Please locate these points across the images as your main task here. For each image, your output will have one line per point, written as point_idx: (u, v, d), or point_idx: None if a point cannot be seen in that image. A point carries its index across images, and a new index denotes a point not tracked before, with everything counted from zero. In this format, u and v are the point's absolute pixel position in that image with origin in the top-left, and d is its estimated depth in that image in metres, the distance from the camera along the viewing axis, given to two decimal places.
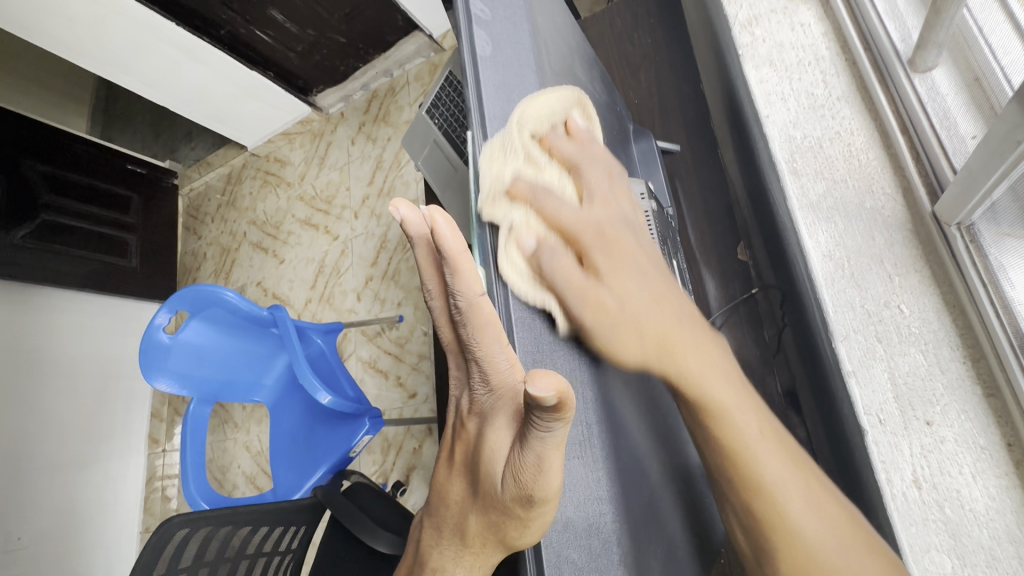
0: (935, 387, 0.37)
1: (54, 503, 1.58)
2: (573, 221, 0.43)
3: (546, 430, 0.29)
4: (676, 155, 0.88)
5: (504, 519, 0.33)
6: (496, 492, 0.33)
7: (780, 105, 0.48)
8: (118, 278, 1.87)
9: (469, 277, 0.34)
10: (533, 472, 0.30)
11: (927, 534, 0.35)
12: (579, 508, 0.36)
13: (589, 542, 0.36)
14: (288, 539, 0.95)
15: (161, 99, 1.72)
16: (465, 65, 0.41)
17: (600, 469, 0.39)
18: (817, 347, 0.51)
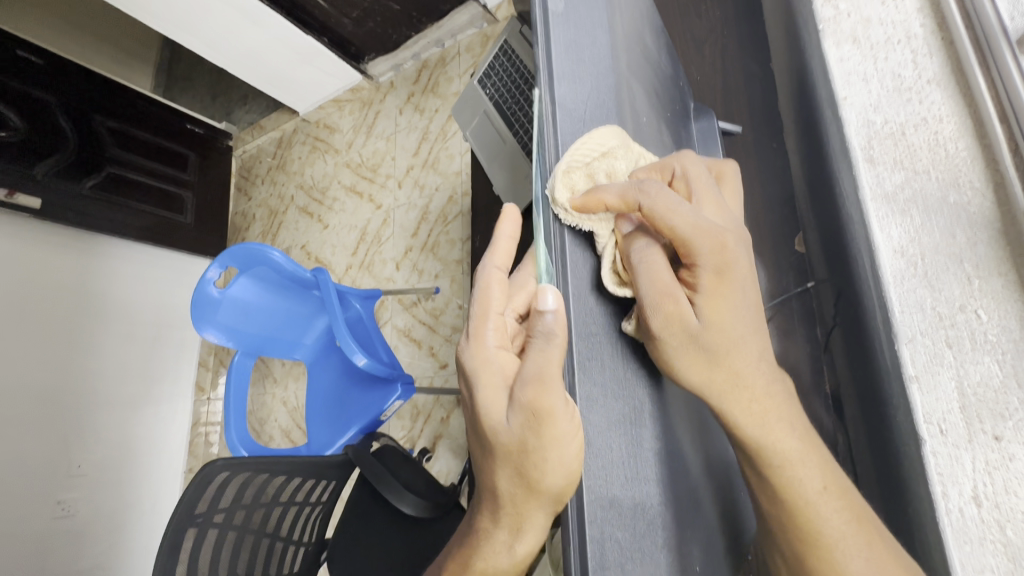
0: (1010, 401, 0.35)
1: (111, 437, 1.71)
2: (687, 228, 0.38)
3: (545, 341, 0.37)
4: (735, 136, 0.85)
5: (524, 461, 0.38)
6: (513, 438, 0.38)
7: (861, 86, 0.47)
8: (174, 232, 1.96)
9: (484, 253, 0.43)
10: (536, 389, 0.37)
11: (983, 554, 0.36)
12: (624, 487, 0.37)
13: (634, 522, 0.37)
14: (318, 492, 1.02)
15: (220, 60, 1.77)
16: (537, 18, 0.39)
17: (650, 453, 0.40)
18: (868, 338, 0.50)
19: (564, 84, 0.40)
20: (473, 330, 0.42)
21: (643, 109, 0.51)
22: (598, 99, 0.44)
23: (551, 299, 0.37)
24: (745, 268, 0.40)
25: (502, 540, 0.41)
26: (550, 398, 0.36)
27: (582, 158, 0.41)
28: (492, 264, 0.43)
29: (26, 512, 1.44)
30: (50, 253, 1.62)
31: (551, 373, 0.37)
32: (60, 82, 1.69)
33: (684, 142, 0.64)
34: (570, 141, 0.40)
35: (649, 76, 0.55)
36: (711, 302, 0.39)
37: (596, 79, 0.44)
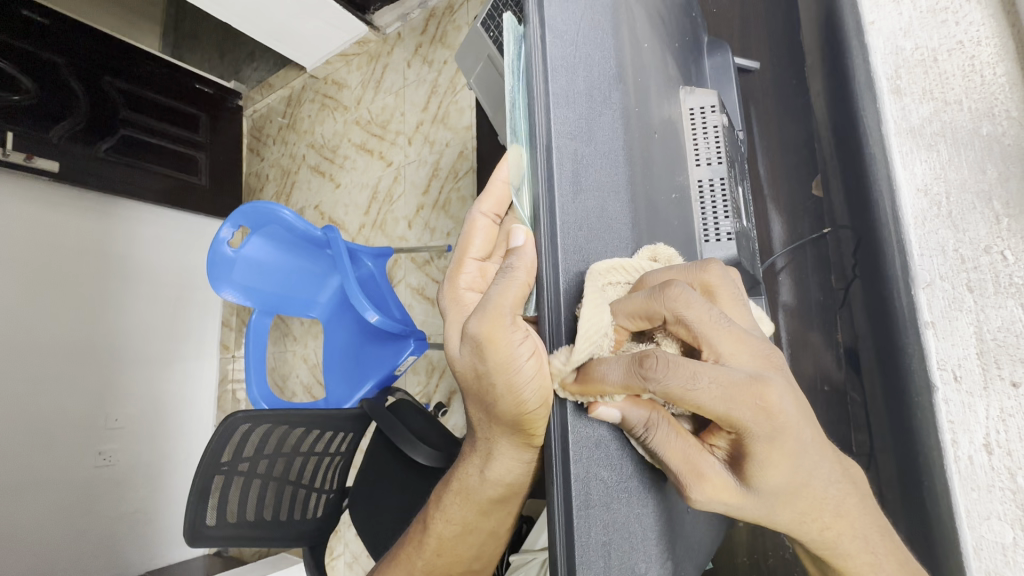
0: None
1: (144, 393, 1.79)
2: (717, 404, 0.33)
3: (506, 275, 0.40)
4: (754, 75, 0.79)
5: (480, 386, 0.44)
6: (473, 368, 0.44)
7: (891, 9, 0.45)
8: (191, 195, 1.97)
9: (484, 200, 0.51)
10: (482, 315, 0.41)
11: (990, 500, 0.38)
12: (610, 428, 0.40)
13: (619, 462, 0.39)
14: (337, 443, 1.05)
15: (223, 14, 1.72)
16: None
17: None
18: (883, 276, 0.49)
19: (555, 3, 0.38)
20: (458, 266, 0.51)
21: (643, 35, 0.48)
22: (592, 22, 0.41)
23: (521, 237, 0.40)
24: (801, 413, 0.34)
25: (479, 465, 0.56)
26: (498, 329, 0.41)
27: (575, 84, 0.38)
28: (480, 214, 0.51)
29: (68, 462, 1.54)
30: (69, 217, 1.66)
31: (503, 306, 0.41)
32: (67, 42, 1.67)
33: (695, 80, 0.60)
34: (560, 66, 0.37)
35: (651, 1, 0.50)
36: (765, 469, 0.34)
37: (590, 0, 0.42)
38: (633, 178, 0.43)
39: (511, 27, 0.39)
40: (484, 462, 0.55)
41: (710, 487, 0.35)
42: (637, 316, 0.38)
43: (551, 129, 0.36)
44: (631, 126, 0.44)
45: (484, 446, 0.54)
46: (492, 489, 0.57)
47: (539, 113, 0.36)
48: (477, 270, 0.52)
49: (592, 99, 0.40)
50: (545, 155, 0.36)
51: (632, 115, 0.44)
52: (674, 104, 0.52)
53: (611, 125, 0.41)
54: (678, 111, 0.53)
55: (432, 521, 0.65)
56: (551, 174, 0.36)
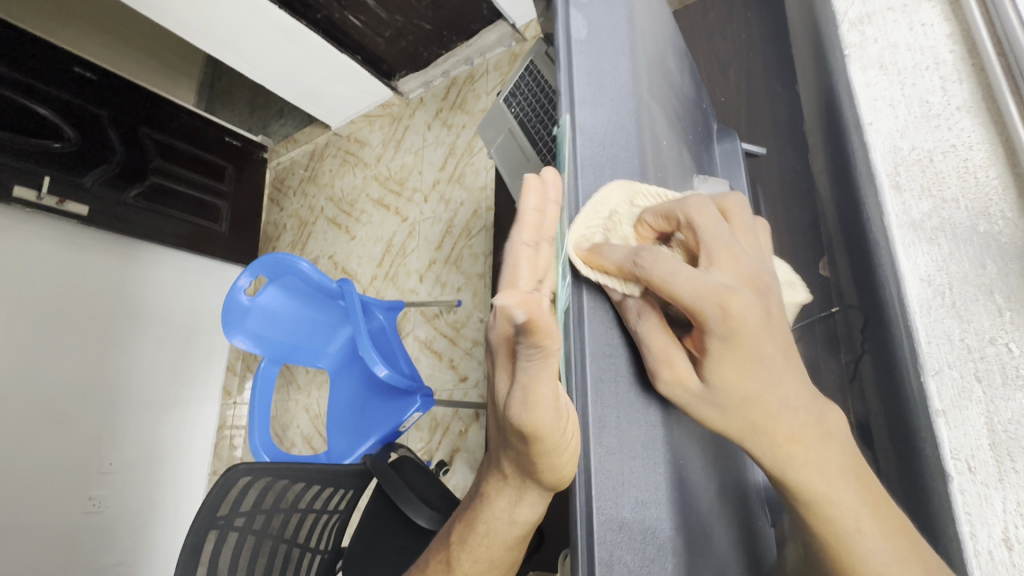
0: None
1: (142, 436, 1.77)
2: (692, 296, 0.34)
3: (529, 357, 0.30)
4: (760, 158, 0.84)
5: (522, 453, 0.37)
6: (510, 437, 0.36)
7: (887, 111, 0.47)
8: (209, 240, 2.03)
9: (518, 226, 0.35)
10: (519, 404, 0.32)
11: None
12: (634, 509, 0.36)
13: (643, 547, 0.36)
14: (335, 499, 1.03)
15: (260, 76, 1.85)
16: (558, 50, 0.41)
17: (662, 474, 0.39)
18: (896, 361, 0.49)
19: (584, 109, 0.41)
20: (491, 315, 0.36)
21: (662, 134, 0.50)
22: (616, 123, 0.43)
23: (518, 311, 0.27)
24: (764, 323, 0.36)
25: (506, 508, 0.44)
26: (537, 421, 0.32)
27: (599, 179, 0.41)
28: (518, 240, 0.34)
29: (58, 505, 1.50)
30: (91, 258, 1.71)
31: (539, 398, 0.32)
32: (112, 97, 1.79)
33: (705, 166, 0.64)
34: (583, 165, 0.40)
35: (667, 100, 0.53)
36: (719, 364, 0.35)
37: (616, 103, 0.43)
38: None
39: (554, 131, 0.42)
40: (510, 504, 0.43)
41: (677, 368, 0.37)
42: (659, 216, 0.42)
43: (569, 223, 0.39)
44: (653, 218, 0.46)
45: (511, 492, 0.42)
46: (519, 527, 0.46)
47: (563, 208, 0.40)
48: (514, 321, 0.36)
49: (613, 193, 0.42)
50: (566, 241, 0.40)
51: None
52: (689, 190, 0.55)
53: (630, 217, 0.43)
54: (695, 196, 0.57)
55: (456, 559, 0.52)
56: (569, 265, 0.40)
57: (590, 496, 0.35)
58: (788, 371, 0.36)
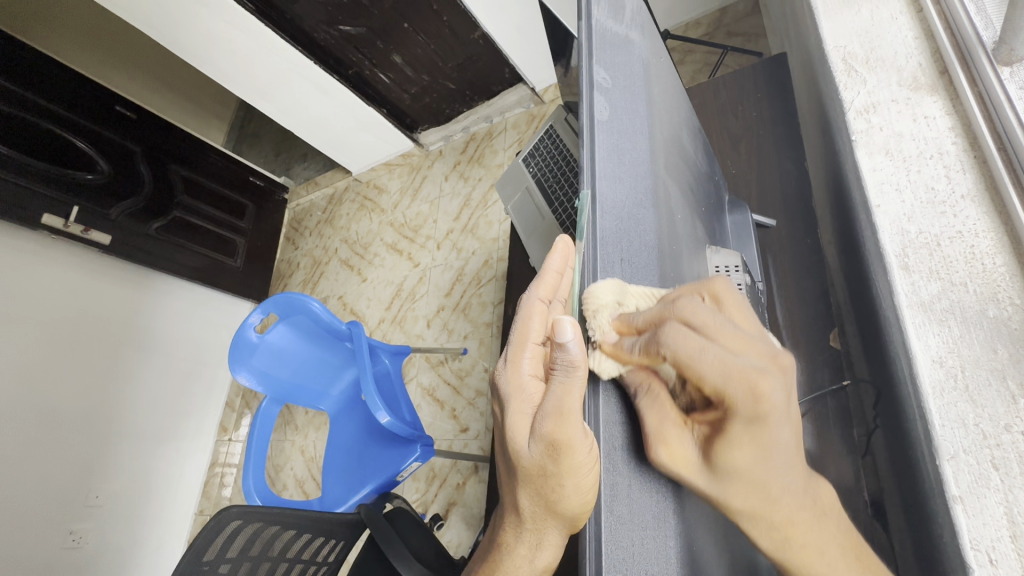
0: None
1: (133, 470, 1.73)
2: (717, 375, 0.31)
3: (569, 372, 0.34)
4: (770, 230, 0.86)
5: (544, 485, 0.36)
6: (540, 471, 0.36)
7: (894, 195, 0.49)
8: (221, 274, 2.06)
9: (546, 284, 0.38)
10: (556, 416, 0.34)
11: None
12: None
13: None
14: (326, 551, 0.99)
15: (289, 123, 1.95)
16: (582, 125, 0.38)
17: (670, 537, 0.35)
18: (910, 442, 0.48)
19: (607, 182, 0.38)
20: (507, 359, 0.39)
21: (677, 208, 0.51)
22: (635, 200, 0.42)
23: (569, 330, 0.33)
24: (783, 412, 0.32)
25: (525, 554, 0.40)
26: (569, 431, 0.33)
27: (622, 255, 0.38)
28: (538, 299, 0.38)
29: (39, 538, 1.45)
30: (106, 285, 1.73)
31: (571, 409, 0.34)
32: (147, 134, 1.89)
33: (717, 236, 0.65)
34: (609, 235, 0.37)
35: (684, 175, 0.55)
36: (736, 446, 0.32)
37: (634, 179, 0.42)
38: None
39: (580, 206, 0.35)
40: (529, 544, 0.39)
41: (674, 445, 0.33)
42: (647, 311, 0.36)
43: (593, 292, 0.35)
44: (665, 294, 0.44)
45: (529, 535, 0.39)
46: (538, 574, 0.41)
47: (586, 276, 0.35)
48: (527, 366, 0.39)
49: (632, 267, 0.40)
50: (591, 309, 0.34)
51: (668, 279, 0.46)
52: (702, 262, 0.57)
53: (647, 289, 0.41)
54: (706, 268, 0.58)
55: None
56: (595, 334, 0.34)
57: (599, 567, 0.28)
58: (788, 453, 0.33)
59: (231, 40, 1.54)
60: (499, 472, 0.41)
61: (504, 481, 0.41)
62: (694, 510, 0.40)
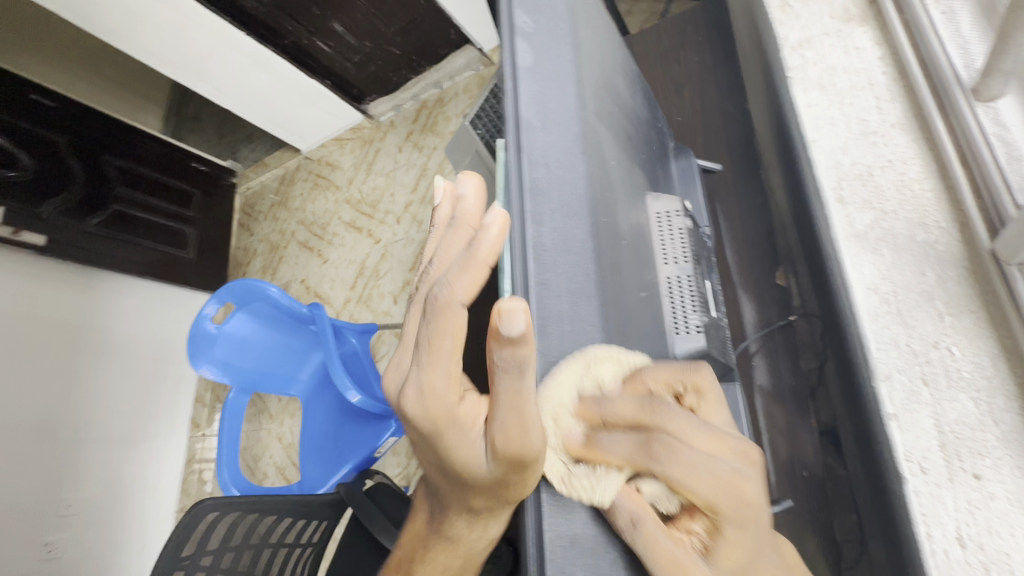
0: (987, 438, 0.37)
1: (103, 475, 1.67)
2: (701, 479, 0.34)
3: (518, 373, 0.32)
4: (716, 174, 0.87)
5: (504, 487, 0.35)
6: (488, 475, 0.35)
7: (828, 129, 0.49)
8: (174, 268, 1.97)
9: (464, 281, 0.34)
10: (516, 419, 0.33)
11: None
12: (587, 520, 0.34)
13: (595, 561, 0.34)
14: (309, 533, 0.97)
15: (226, 102, 1.83)
16: (504, 75, 0.39)
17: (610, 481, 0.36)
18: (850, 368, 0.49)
19: (534, 133, 0.38)
20: (425, 365, 0.35)
21: (609, 152, 0.46)
22: (564, 147, 0.40)
23: (519, 322, 0.30)
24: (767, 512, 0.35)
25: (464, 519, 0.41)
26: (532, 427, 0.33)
27: (554, 206, 0.37)
28: (460, 300, 0.34)
29: (14, 554, 1.40)
30: (50, 289, 1.63)
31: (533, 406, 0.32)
32: (74, 124, 1.75)
33: (662, 184, 0.60)
34: (543, 186, 0.37)
35: (620, 122, 0.51)
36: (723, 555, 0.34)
37: (562, 127, 0.40)
38: (603, 288, 0.39)
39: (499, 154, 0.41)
40: (471, 522, 0.41)
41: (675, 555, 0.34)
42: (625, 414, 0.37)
43: (526, 245, 0.35)
44: (601, 238, 0.40)
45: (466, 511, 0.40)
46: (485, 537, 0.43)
47: (514, 231, 0.36)
48: (453, 372, 0.35)
49: (565, 215, 0.38)
50: (523, 261, 0.35)
51: (602, 227, 0.41)
52: (640, 206, 0.51)
53: (581, 236, 0.38)
54: (646, 215, 0.52)
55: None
56: (529, 298, 0.35)
57: (540, 529, 0.33)
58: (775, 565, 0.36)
59: (150, 13, 1.42)
60: (433, 468, 0.39)
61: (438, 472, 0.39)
62: None
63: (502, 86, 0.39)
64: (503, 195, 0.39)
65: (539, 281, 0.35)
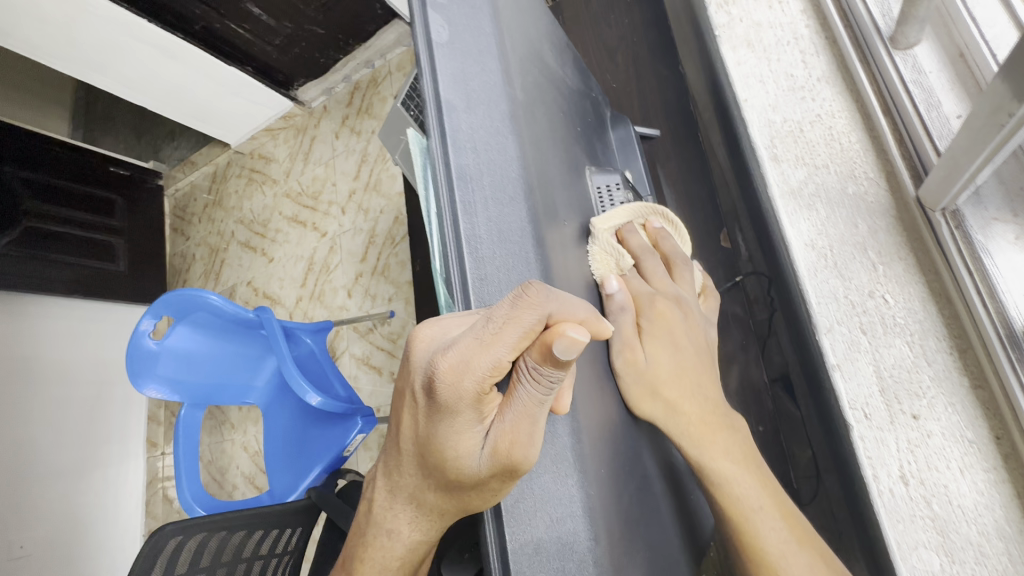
0: (922, 379, 0.43)
1: (57, 510, 1.55)
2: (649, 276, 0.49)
3: (543, 387, 0.30)
4: (655, 140, 0.86)
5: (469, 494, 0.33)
6: (470, 477, 0.32)
7: (758, 88, 0.56)
8: (106, 282, 1.82)
9: (566, 302, 0.29)
10: (518, 438, 0.31)
11: (916, 532, 0.41)
12: (550, 525, 0.31)
13: (561, 565, 0.31)
14: (284, 542, 0.91)
15: (138, 98, 1.68)
16: (419, 55, 0.37)
17: (573, 480, 0.33)
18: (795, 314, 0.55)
19: (458, 114, 0.36)
20: (481, 341, 0.28)
21: (543, 127, 0.45)
22: (492, 128, 0.38)
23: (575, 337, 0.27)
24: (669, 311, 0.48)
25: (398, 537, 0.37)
26: (526, 448, 0.30)
27: (486, 189, 0.36)
28: (550, 307, 0.28)
29: None
30: None
31: (534, 427, 0.31)
32: None
33: (602, 157, 0.59)
34: (472, 171, 0.35)
35: (549, 96, 0.48)
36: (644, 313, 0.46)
37: (488, 107, 0.39)
38: (548, 272, 0.38)
39: (418, 144, 0.40)
40: (413, 520, 0.36)
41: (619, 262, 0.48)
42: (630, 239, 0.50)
43: (457, 238, 0.33)
44: (538, 219, 0.39)
45: (406, 499, 0.36)
46: (401, 560, 0.37)
47: (445, 222, 0.34)
48: (500, 365, 0.29)
49: (498, 201, 0.36)
50: (457, 257, 0.33)
51: (542, 208, 0.40)
52: (579, 181, 0.49)
53: (517, 221, 0.37)
54: (585, 188, 0.50)
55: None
56: (467, 298, 0.33)
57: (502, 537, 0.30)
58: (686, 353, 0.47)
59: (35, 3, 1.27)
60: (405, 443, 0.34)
61: (405, 439, 0.34)
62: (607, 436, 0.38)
63: (419, 67, 0.37)
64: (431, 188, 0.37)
65: (475, 276, 0.33)
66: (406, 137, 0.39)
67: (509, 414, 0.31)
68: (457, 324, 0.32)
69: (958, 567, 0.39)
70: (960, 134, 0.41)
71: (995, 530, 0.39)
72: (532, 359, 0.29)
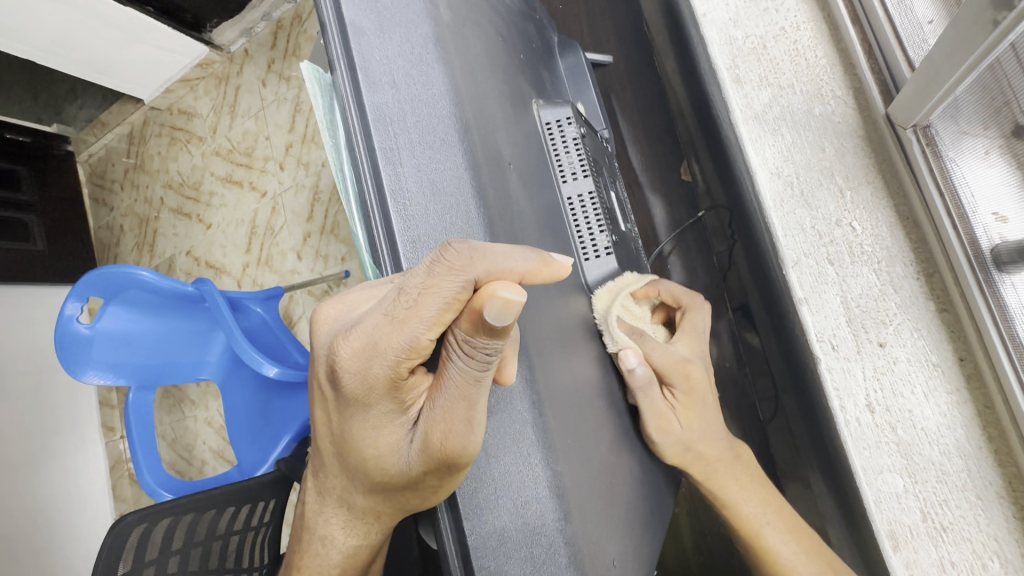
0: (889, 306, 0.44)
1: (15, 507, 1.47)
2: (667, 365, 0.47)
3: (484, 360, 0.29)
4: (609, 67, 0.81)
5: (406, 487, 0.34)
6: (401, 473, 0.34)
7: (717, 1, 0.52)
8: (25, 264, 1.65)
9: (497, 260, 0.28)
10: (451, 432, 0.31)
11: (882, 458, 0.43)
12: (515, 512, 0.31)
13: (528, 552, 0.31)
14: (258, 514, 0.85)
15: (24, 50, 1.46)
16: None
17: (539, 464, 0.32)
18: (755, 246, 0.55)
19: (368, 40, 0.34)
20: (394, 317, 0.29)
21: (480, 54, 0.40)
22: (411, 54, 0.35)
23: (506, 295, 0.27)
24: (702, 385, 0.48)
25: (337, 536, 0.39)
26: (458, 439, 0.31)
27: (409, 130, 0.34)
28: (474, 272, 0.28)
29: None
30: None
31: (465, 417, 0.31)
32: None
33: (551, 89, 0.54)
34: (392, 110, 0.33)
35: (484, 17, 0.43)
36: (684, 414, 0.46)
37: (405, 30, 0.36)
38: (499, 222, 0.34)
39: (316, 77, 0.36)
40: (345, 524, 0.39)
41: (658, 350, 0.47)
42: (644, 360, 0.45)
43: (381, 192, 0.32)
44: (479, 161, 0.35)
45: (337, 503, 0.38)
46: (339, 565, 0.40)
47: (365, 172, 0.32)
48: (420, 344, 0.29)
49: (427, 141, 0.34)
50: (381, 207, 0.32)
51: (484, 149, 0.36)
52: (524, 117, 0.44)
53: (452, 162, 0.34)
54: (533, 126, 0.45)
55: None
56: (394, 249, 0.32)
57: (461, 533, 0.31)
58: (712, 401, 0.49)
59: None
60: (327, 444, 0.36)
61: (324, 441, 0.36)
62: (578, 403, 0.37)
63: None
64: (341, 135, 0.35)
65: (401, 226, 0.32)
66: (302, 72, 0.35)
67: (443, 401, 0.31)
68: (361, 301, 0.34)
69: (920, 485, 0.42)
70: (940, 41, 0.41)
71: (956, 446, 0.42)
72: (462, 331, 0.29)
